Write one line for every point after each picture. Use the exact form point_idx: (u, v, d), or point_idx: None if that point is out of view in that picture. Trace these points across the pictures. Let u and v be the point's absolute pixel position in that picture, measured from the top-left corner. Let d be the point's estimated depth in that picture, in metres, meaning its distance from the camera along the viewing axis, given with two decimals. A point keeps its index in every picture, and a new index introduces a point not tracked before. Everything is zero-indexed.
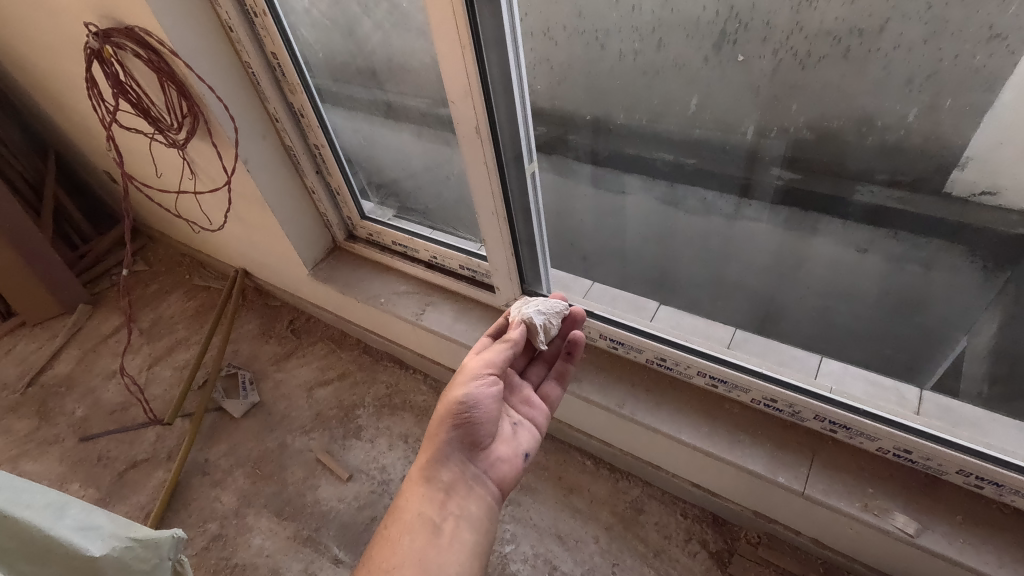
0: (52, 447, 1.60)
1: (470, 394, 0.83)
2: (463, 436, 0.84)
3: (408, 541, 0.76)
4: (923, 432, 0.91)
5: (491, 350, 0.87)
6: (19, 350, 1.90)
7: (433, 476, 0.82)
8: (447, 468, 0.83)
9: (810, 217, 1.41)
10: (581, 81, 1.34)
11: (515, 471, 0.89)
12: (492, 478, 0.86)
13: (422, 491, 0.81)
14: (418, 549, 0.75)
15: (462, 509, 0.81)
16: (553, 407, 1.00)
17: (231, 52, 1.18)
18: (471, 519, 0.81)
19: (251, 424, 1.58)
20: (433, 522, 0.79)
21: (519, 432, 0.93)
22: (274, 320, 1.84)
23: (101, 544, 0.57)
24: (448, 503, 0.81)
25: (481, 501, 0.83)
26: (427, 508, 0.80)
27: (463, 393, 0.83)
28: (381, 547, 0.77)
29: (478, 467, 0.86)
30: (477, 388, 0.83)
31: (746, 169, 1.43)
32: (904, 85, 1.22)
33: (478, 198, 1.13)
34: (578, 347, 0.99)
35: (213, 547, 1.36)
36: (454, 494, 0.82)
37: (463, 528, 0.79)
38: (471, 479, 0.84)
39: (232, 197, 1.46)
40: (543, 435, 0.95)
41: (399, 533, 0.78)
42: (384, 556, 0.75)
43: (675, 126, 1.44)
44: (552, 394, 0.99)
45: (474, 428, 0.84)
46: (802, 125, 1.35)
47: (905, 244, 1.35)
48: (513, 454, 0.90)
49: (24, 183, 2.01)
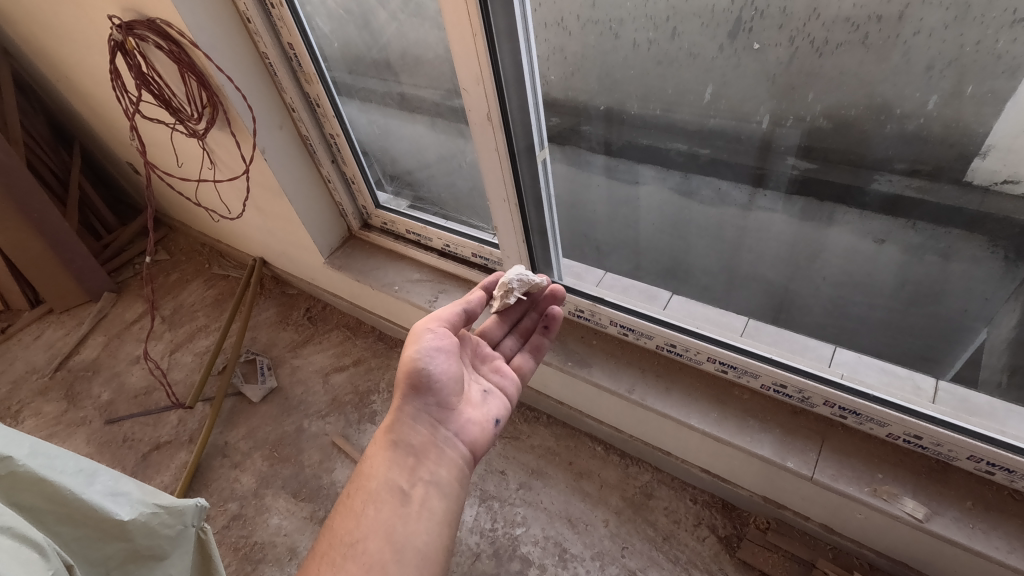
0: (80, 429, 1.66)
1: (423, 351, 0.85)
2: (426, 398, 0.86)
3: (374, 512, 0.76)
4: (933, 418, 0.92)
5: (442, 308, 0.91)
6: (48, 335, 1.97)
7: (399, 440, 0.83)
8: (413, 432, 0.84)
9: (826, 207, 1.27)
10: (594, 70, 1.17)
11: (488, 435, 0.91)
12: (462, 441, 0.87)
13: (388, 455, 0.82)
14: (384, 520, 0.75)
15: (431, 474, 0.82)
16: (523, 377, 1.02)
17: (249, 44, 1.21)
18: (439, 485, 0.81)
19: (270, 408, 1.62)
20: (401, 489, 0.79)
21: (489, 398, 0.94)
22: (291, 308, 1.88)
23: (130, 509, 0.60)
24: (416, 469, 0.81)
25: (449, 467, 0.84)
26: (394, 475, 0.80)
27: (416, 350, 0.85)
28: (344, 517, 0.76)
29: (447, 431, 0.87)
30: (429, 344, 0.86)
31: (758, 159, 1.25)
32: (924, 72, 0.97)
33: (489, 185, 1.15)
34: (555, 321, 1.03)
35: (234, 526, 1.40)
36: (422, 459, 0.83)
37: (433, 496, 0.80)
38: (438, 443, 0.85)
39: (252, 187, 1.49)
40: (513, 403, 0.97)
41: (364, 503, 0.77)
42: (347, 526, 0.74)
43: (689, 116, 1.23)
44: (524, 365, 1.02)
45: (434, 388, 0.86)
46: (819, 112, 1.12)
47: (924, 235, 1.20)
48: (483, 419, 0.91)
49: (51, 175, 2.08)
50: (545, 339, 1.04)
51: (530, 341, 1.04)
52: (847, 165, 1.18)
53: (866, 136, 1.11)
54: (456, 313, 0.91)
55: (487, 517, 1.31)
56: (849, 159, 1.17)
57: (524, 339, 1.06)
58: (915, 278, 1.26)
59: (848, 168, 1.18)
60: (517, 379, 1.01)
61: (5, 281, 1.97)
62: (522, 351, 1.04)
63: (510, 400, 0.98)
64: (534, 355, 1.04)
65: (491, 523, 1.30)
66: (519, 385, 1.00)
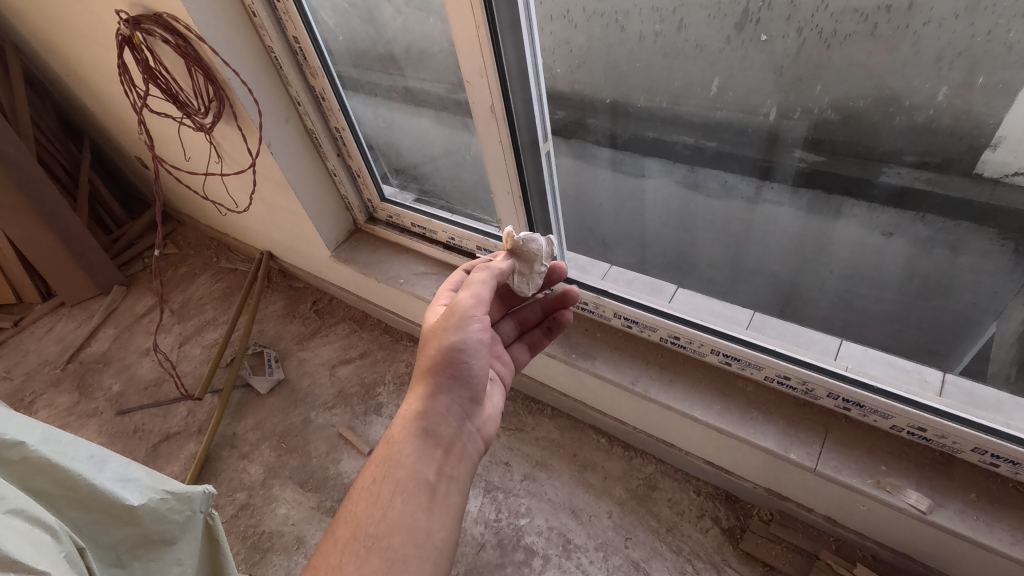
0: (92, 419, 1.69)
1: (464, 338, 0.81)
2: (460, 389, 0.85)
3: (400, 504, 0.75)
4: (937, 410, 0.91)
5: (477, 282, 0.83)
6: (60, 328, 1.99)
7: (429, 430, 0.82)
8: (445, 424, 0.84)
9: (834, 199, 1.22)
10: (600, 63, 1.14)
11: (496, 426, 0.94)
12: (482, 436, 0.89)
13: (418, 445, 0.81)
14: (411, 513, 0.75)
15: (454, 469, 0.83)
16: (516, 367, 1.06)
17: (255, 38, 1.21)
18: (461, 481, 0.83)
19: (277, 400, 1.64)
20: (429, 483, 0.79)
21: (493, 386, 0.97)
22: (298, 301, 1.89)
23: (140, 495, 0.61)
24: (443, 464, 0.82)
25: (469, 463, 0.85)
26: (422, 466, 0.80)
27: (458, 337, 0.81)
28: (368, 504, 0.75)
29: (471, 424, 0.88)
30: (471, 330, 0.81)
31: (764, 151, 1.20)
32: (933, 64, 0.92)
33: (493, 177, 1.15)
34: (562, 325, 1.07)
35: (242, 516, 1.42)
36: (449, 453, 0.83)
37: (454, 491, 0.81)
38: (464, 437, 0.86)
39: (258, 180, 1.50)
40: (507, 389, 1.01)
41: (390, 493, 0.76)
42: (372, 516, 0.73)
43: (696, 109, 1.19)
44: (521, 358, 1.06)
45: (469, 380, 0.85)
46: (828, 105, 1.06)
47: (934, 228, 1.15)
48: (496, 410, 0.94)
49: (61, 169, 2.11)
50: (544, 339, 1.08)
51: (529, 337, 1.08)
52: (855, 157, 1.13)
53: (874, 128, 1.06)
54: (491, 288, 0.84)
55: (492, 508, 1.32)
56: (858, 151, 1.11)
57: (522, 330, 1.08)
58: (923, 272, 1.22)
59: (856, 160, 1.13)
60: (512, 368, 1.04)
61: (17, 274, 2.00)
62: (519, 343, 1.07)
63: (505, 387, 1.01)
64: (530, 351, 1.07)
65: (495, 514, 1.31)
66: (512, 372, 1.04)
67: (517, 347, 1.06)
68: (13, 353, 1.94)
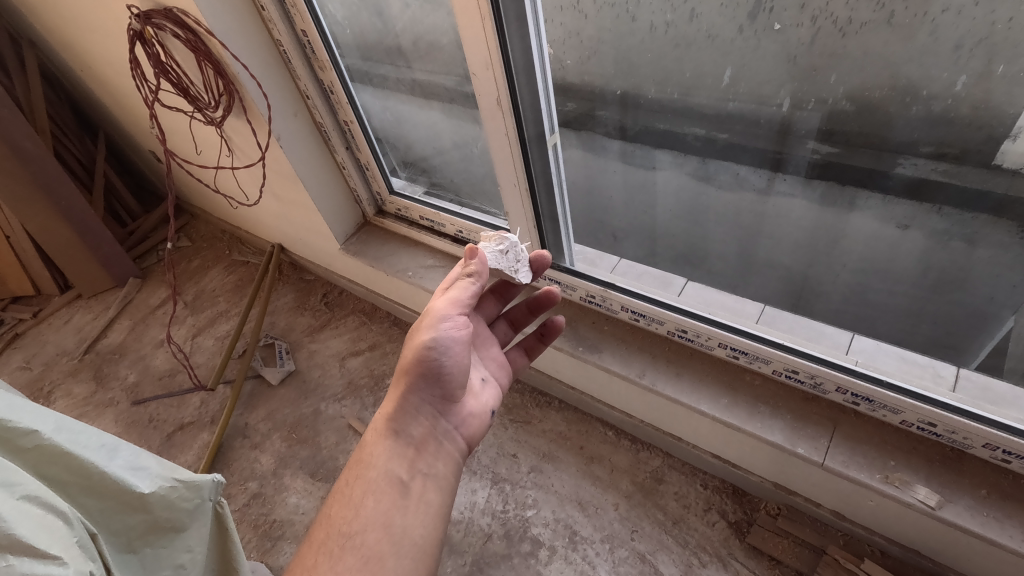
0: (108, 409, 1.72)
1: (437, 339, 0.80)
2: (432, 389, 0.84)
3: (373, 503, 0.77)
4: (948, 405, 0.90)
5: (457, 287, 0.83)
6: (77, 319, 2.03)
7: (400, 430, 0.83)
8: (416, 423, 0.85)
9: (848, 191, 1.18)
10: (610, 53, 1.10)
11: (483, 426, 0.93)
12: (460, 435, 0.89)
13: (389, 445, 0.82)
14: (384, 510, 0.76)
15: (429, 468, 0.83)
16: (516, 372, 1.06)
17: (264, 32, 1.22)
18: (437, 478, 0.83)
19: (288, 391, 1.66)
20: (401, 480, 0.80)
21: (486, 388, 0.96)
22: (309, 294, 1.91)
23: (150, 483, 0.62)
24: (416, 461, 0.83)
25: (447, 461, 0.86)
26: (395, 465, 0.81)
27: (431, 338, 0.80)
28: (341, 506, 0.77)
29: (447, 423, 0.88)
30: (445, 331, 0.80)
31: (777, 143, 1.16)
32: (952, 52, 0.88)
33: (500, 170, 1.15)
34: (555, 331, 1.04)
35: (254, 504, 1.44)
36: (422, 451, 0.84)
37: (430, 488, 0.82)
38: (439, 436, 0.86)
39: (268, 173, 1.51)
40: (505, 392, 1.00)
41: (363, 493, 0.78)
42: (345, 516, 0.75)
43: (708, 100, 1.14)
44: (518, 362, 1.06)
45: (444, 380, 0.84)
46: (842, 95, 1.03)
47: (950, 220, 1.10)
48: (480, 410, 0.93)
49: (77, 163, 2.14)
50: (540, 345, 1.07)
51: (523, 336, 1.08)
52: (869, 149, 1.09)
53: (890, 118, 1.02)
54: (472, 295, 0.83)
55: (499, 499, 1.33)
56: (873, 143, 1.08)
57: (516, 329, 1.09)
58: (937, 264, 1.17)
59: (871, 151, 1.09)
60: (510, 372, 1.04)
61: (36, 266, 2.04)
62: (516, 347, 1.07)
63: (502, 389, 1.01)
64: (527, 352, 1.07)
65: (502, 505, 1.32)
66: (512, 376, 1.04)
67: (512, 348, 1.07)
68: (32, 344, 1.98)
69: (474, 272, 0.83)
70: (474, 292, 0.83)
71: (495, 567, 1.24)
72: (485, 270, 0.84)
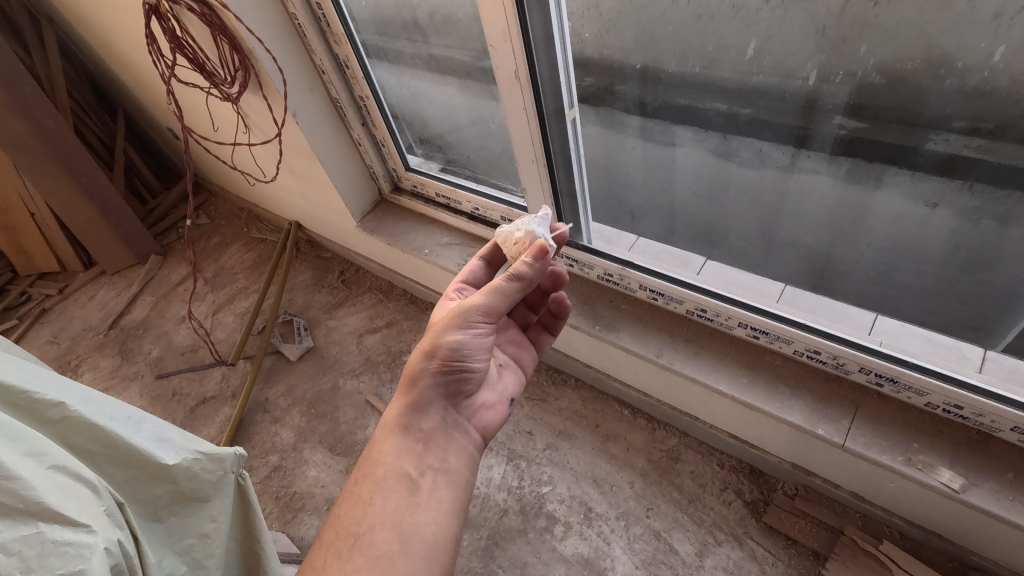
0: (134, 382, 1.77)
1: (462, 340, 0.81)
2: (445, 385, 0.84)
3: (382, 501, 0.77)
4: (976, 387, 0.88)
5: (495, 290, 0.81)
6: (101, 295, 2.07)
7: (411, 425, 0.83)
8: (427, 418, 0.84)
9: (875, 167, 1.10)
10: (630, 26, 1.05)
11: (499, 416, 0.93)
12: (473, 426, 0.89)
13: (398, 440, 0.82)
14: (394, 509, 0.76)
15: (440, 463, 0.83)
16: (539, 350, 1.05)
17: (278, 5, 1.21)
18: (449, 473, 0.83)
19: (307, 366, 1.69)
20: (410, 476, 0.80)
21: (503, 376, 0.97)
22: (326, 271, 1.92)
23: (175, 454, 0.63)
24: (425, 457, 0.82)
25: (460, 453, 0.86)
26: (403, 462, 0.81)
27: (455, 337, 0.80)
28: (351, 506, 0.77)
29: (458, 415, 0.88)
30: (472, 334, 0.81)
31: (803, 118, 1.08)
32: (991, 21, 0.80)
33: (518, 146, 1.14)
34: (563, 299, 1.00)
35: (275, 477, 1.48)
36: (432, 446, 0.83)
37: (441, 483, 0.81)
38: (450, 429, 0.86)
39: (284, 149, 1.51)
40: (525, 380, 1.01)
41: (372, 492, 0.78)
42: (354, 516, 0.75)
43: (730, 74, 1.07)
44: (542, 339, 1.05)
45: (459, 375, 0.84)
46: (872, 68, 0.94)
47: (983, 198, 1.03)
48: (496, 401, 0.94)
49: (97, 141, 2.16)
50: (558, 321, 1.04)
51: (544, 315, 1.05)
52: (899, 124, 1.00)
53: (922, 92, 0.93)
54: (512, 300, 0.81)
55: (515, 475, 1.35)
56: (903, 117, 0.98)
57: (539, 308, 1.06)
58: (967, 244, 1.10)
59: (901, 127, 1.00)
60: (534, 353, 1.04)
61: (60, 243, 2.08)
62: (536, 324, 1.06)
63: (523, 373, 1.01)
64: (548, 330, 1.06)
65: (517, 481, 1.34)
66: (535, 358, 1.04)
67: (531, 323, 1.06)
68: (59, 319, 2.03)
69: (524, 276, 0.79)
70: (514, 296, 0.81)
71: (511, 541, 1.25)
72: (537, 277, 0.80)
